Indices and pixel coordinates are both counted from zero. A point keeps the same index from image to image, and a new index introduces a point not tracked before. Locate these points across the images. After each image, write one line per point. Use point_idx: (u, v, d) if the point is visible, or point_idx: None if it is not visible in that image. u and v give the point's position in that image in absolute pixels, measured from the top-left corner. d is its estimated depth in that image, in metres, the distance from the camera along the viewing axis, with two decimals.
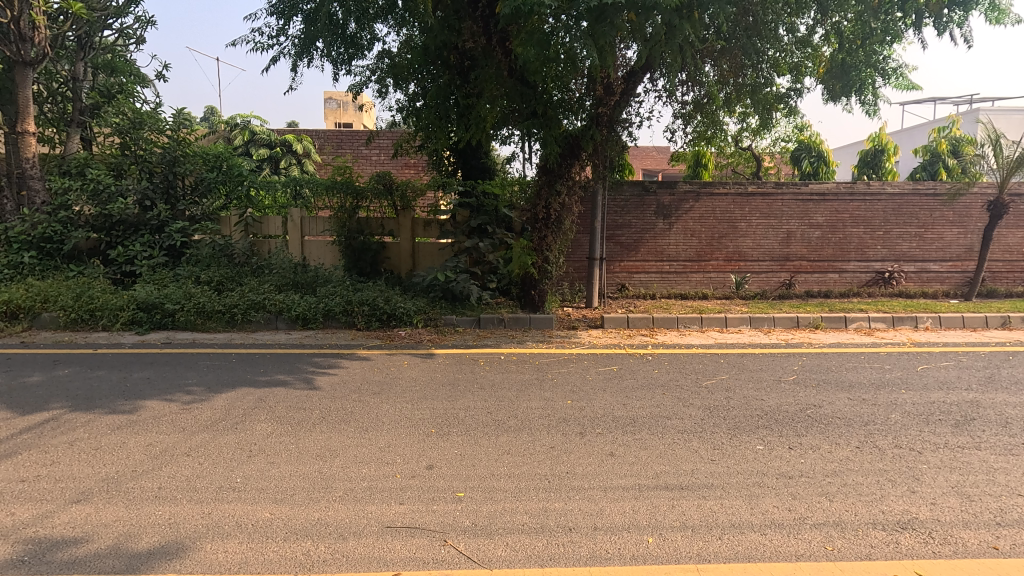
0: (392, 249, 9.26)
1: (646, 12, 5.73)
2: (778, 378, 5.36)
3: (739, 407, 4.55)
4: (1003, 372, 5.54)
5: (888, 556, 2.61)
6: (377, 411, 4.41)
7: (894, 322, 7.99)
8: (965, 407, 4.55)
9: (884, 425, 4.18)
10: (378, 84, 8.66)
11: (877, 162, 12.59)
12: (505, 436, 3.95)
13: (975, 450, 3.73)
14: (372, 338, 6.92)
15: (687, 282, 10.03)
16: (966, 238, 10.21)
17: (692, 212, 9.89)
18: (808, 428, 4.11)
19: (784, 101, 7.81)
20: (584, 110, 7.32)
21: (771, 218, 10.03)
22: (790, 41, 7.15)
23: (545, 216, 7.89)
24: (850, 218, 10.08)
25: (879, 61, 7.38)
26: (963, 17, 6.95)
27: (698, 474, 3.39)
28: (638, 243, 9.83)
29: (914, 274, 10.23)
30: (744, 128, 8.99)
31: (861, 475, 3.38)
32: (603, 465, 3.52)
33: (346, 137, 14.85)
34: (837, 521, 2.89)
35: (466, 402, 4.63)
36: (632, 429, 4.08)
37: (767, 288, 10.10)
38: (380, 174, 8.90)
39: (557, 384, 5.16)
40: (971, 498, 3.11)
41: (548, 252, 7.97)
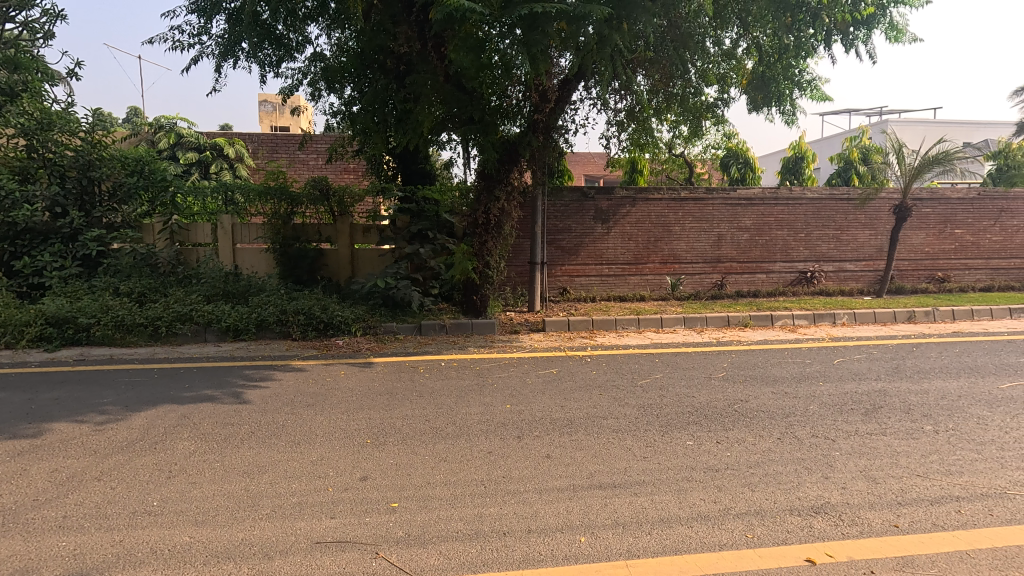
0: (330, 257, 9.01)
1: (577, 21, 5.90)
2: (708, 375, 5.58)
3: (671, 404, 4.71)
4: (908, 362, 6.02)
5: (802, 540, 2.77)
6: (310, 423, 4.27)
7: (815, 318, 8.51)
8: (875, 396, 4.89)
9: (804, 416, 4.44)
10: (310, 88, 8.47)
11: (798, 168, 13.40)
12: (442, 444, 3.91)
13: (882, 436, 4.01)
14: (308, 348, 6.69)
15: (626, 284, 10.31)
16: (877, 239, 11.02)
17: (630, 216, 10.18)
18: (734, 423, 4.30)
19: (713, 111, 8.20)
20: (520, 117, 7.40)
21: (702, 222, 10.47)
22: (716, 54, 7.45)
23: (485, 221, 7.91)
24: (774, 221, 10.68)
25: (795, 74, 7.88)
26: (866, 35, 7.53)
27: (630, 472, 3.48)
28: (578, 247, 10.02)
29: (833, 273, 10.94)
30: (676, 136, 9.35)
31: (781, 465, 3.57)
32: (539, 467, 3.56)
33: (280, 140, 14.40)
34: (758, 510, 3.03)
35: (404, 411, 4.56)
36: (569, 430, 4.15)
37: (700, 288, 10.52)
38: (316, 179, 8.68)
39: (497, 389, 5.16)
40: (877, 481, 3.35)
41: (489, 257, 8.00)
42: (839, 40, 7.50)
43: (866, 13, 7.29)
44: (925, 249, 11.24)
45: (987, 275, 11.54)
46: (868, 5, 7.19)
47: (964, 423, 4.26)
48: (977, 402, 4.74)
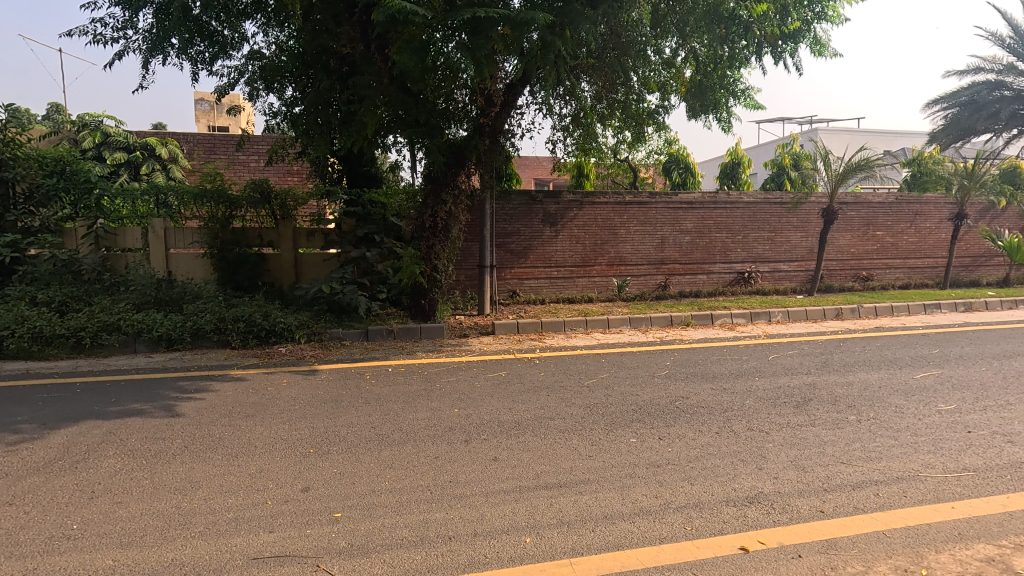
0: (272, 261, 8.70)
1: (521, 27, 5.99)
2: (652, 373, 5.75)
3: (616, 403, 4.82)
4: (835, 356, 6.40)
5: (737, 529, 2.89)
6: (249, 435, 4.10)
7: (752, 317, 8.92)
8: (805, 389, 5.17)
9: (740, 410, 4.64)
10: (248, 87, 8.19)
11: (735, 174, 14.00)
12: (388, 450, 3.85)
13: (811, 427, 4.24)
14: (249, 357, 6.44)
15: (574, 286, 10.46)
16: (807, 241, 11.66)
17: (577, 220, 10.35)
18: (676, 419, 4.44)
19: (655, 118, 8.47)
20: (467, 120, 7.44)
21: (647, 225, 10.78)
22: (657, 62, 7.71)
23: (433, 224, 7.87)
24: (714, 224, 11.12)
25: (729, 83, 8.25)
26: (793, 48, 7.99)
27: (576, 471, 3.54)
28: (527, 250, 10.10)
29: (768, 273, 11.49)
30: (620, 141, 9.60)
31: (719, 458, 3.71)
32: (485, 470, 3.55)
33: (218, 140, 13.79)
34: (697, 502, 3.15)
35: (349, 418, 4.46)
36: (517, 432, 4.18)
37: (645, 289, 10.82)
38: (256, 182, 8.39)
39: (445, 393, 5.12)
40: (806, 469, 3.54)
41: (437, 261, 7.96)
42: (769, 52, 7.92)
43: (793, 28, 7.73)
44: (851, 250, 11.98)
45: (905, 274, 12.42)
46: (794, 20, 7.63)
47: (884, 412, 4.57)
48: (894, 391, 5.10)
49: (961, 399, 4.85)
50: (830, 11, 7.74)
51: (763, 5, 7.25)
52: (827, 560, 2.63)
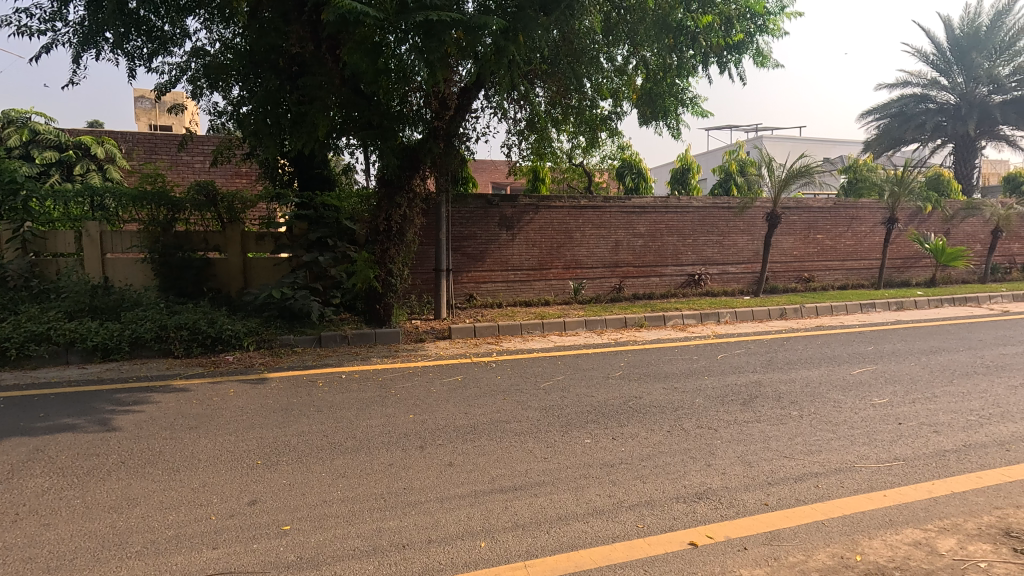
0: (219, 266, 8.38)
1: (474, 32, 6.03)
2: (606, 375, 5.84)
3: (571, 404, 4.88)
4: (779, 355, 6.68)
5: (687, 525, 2.97)
6: (191, 448, 3.93)
7: (702, 317, 9.21)
8: (751, 387, 5.37)
9: (690, 409, 4.77)
10: (190, 86, 7.88)
11: (685, 179, 14.42)
12: (341, 459, 3.77)
13: (756, 423, 4.41)
14: (193, 366, 6.16)
15: (531, 290, 10.53)
16: (753, 244, 12.14)
17: (533, 223, 10.43)
18: (629, 419, 4.53)
19: (608, 123, 8.64)
20: (421, 123, 7.36)
21: (601, 229, 10.96)
22: (609, 70, 7.87)
23: (387, 228, 7.76)
24: (666, 228, 11.43)
25: (678, 92, 8.48)
26: (738, 59, 8.30)
27: (531, 473, 3.56)
28: (483, 254, 10.10)
29: (717, 275, 11.90)
30: (575, 146, 9.74)
31: (670, 456, 3.81)
32: (441, 476, 3.52)
33: (161, 140, 13.18)
34: (648, 501, 3.22)
35: (301, 428, 4.34)
36: (473, 436, 4.17)
37: (601, 292, 11.00)
38: (201, 184, 8.07)
39: (400, 399, 5.05)
40: (751, 464, 3.68)
41: (391, 265, 7.84)
42: (715, 62, 8.19)
43: (737, 39, 8.03)
44: (793, 253, 12.54)
45: (844, 275, 13.09)
46: (738, 32, 7.92)
47: (823, 406, 4.80)
48: (833, 387, 5.37)
49: (893, 393, 5.16)
50: (771, 24, 8.09)
51: (708, 16, 7.50)
52: (771, 550, 2.73)
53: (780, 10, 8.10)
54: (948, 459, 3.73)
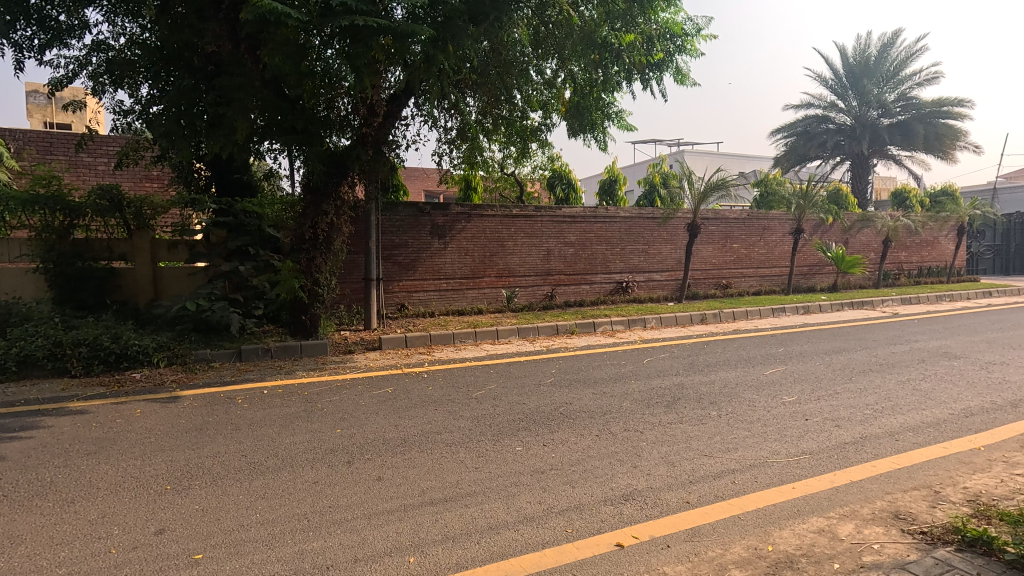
0: (125, 277, 7.75)
1: (403, 39, 5.97)
2: (538, 382, 5.90)
3: (503, 413, 4.89)
4: (700, 358, 7.03)
5: (614, 527, 3.04)
6: (89, 475, 3.60)
7: (629, 323, 9.54)
8: (674, 389, 5.60)
9: (618, 412, 4.92)
10: (91, 82, 7.31)
11: (613, 190, 14.91)
12: (261, 479, 3.57)
13: (679, 424, 4.60)
14: (93, 386, 5.64)
15: (464, 298, 10.48)
16: (676, 252, 12.74)
17: (465, 232, 10.42)
18: (559, 425, 4.60)
19: (538, 134, 8.83)
20: (349, 129, 7.19)
21: (533, 238, 11.12)
22: (539, 82, 8.03)
23: (313, 237, 7.48)
24: (595, 237, 11.76)
25: (604, 106, 8.82)
26: (659, 76, 8.71)
27: (462, 484, 3.53)
28: (415, 263, 9.97)
29: (643, 283, 12.38)
30: (507, 156, 9.85)
31: (598, 459, 3.90)
32: (369, 491, 3.42)
33: (57, 139, 12.07)
34: (577, 505, 3.27)
35: (216, 448, 4.08)
36: (403, 449, 4.09)
37: (533, 300, 11.13)
38: (104, 188, 7.46)
39: (327, 413, 4.87)
40: (674, 464, 3.83)
41: (318, 274, 7.55)
42: (638, 79, 8.55)
43: (658, 58, 8.44)
44: (712, 261, 13.28)
45: (758, 281, 13.99)
46: (659, 51, 8.33)
47: (739, 406, 5.09)
48: (748, 387, 5.71)
49: (800, 391, 5.55)
50: (688, 45, 8.57)
51: (630, 35, 7.81)
52: (692, 547, 2.85)
53: (696, 32, 8.60)
54: (848, 450, 4.06)
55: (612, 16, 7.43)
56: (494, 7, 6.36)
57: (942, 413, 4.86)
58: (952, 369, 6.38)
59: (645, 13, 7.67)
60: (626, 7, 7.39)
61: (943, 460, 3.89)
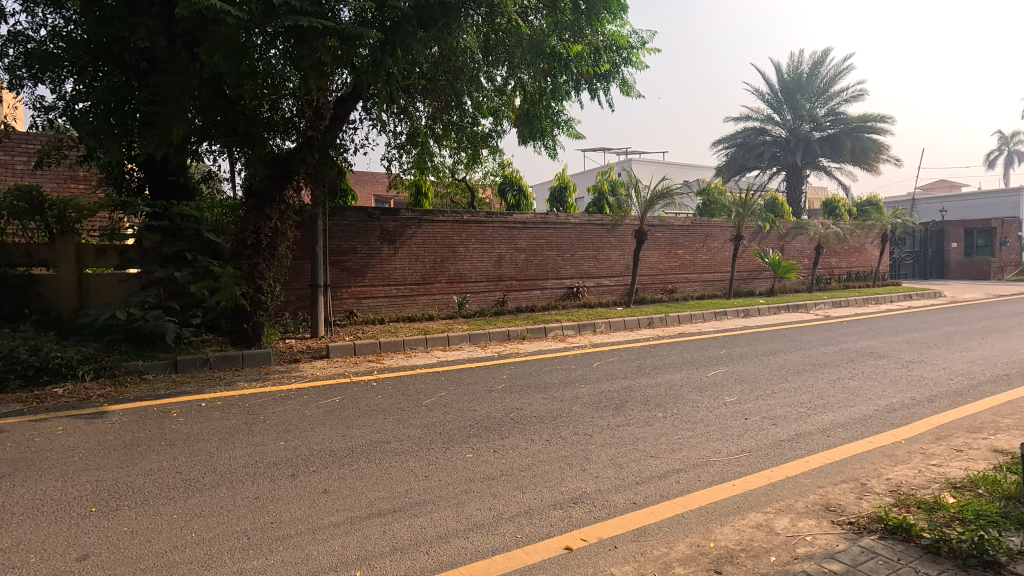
0: (47, 284, 7.24)
1: (350, 41, 5.89)
2: (489, 388, 5.89)
3: (454, 420, 4.85)
4: (647, 361, 7.22)
5: (563, 530, 3.07)
6: (3, 500, 3.32)
7: (579, 328, 9.69)
8: (623, 392, 5.73)
9: (568, 416, 4.98)
10: (8, 76, 6.82)
11: (563, 197, 15.13)
12: (197, 497, 3.40)
13: (626, 427, 4.70)
14: (9, 402, 5.21)
15: (414, 305, 10.35)
16: (624, 258, 13.04)
17: (416, 237, 10.31)
18: (510, 430, 4.61)
19: (488, 141, 8.88)
20: (294, 132, 7.00)
21: (484, 243, 11.13)
22: (489, 89, 8.06)
23: (255, 242, 7.21)
24: (546, 243, 11.89)
25: (554, 114, 8.96)
26: (606, 87, 8.92)
27: (411, 494, 3.47)
28: (364, 269, 9.77)
29: (593, 288, 12.60)
30: (458, 162, 9.84)
31: (547, 464, 3.93)
32: (314, 505, 3.31)
33: None
34: (527, 510, 3.29)
35: (147, 466, 3.85)
36: (350, 460, 3.99)
37: (484, 305, 11.12)
38: (22, 189, 6.95)
39: (270, 425, 4.69)
40: (621, 465, 3.91)
41: (261, 281, 7.27)
42: (586, 89, 8.73)
43: (604, 69, 8.64)
44: (659, 267, 13.67)
45: (701, 286, 14.52)
46: (605, 62, 8.55)
47: (684, 407, 5.25)
48: (692, 389, 5.90)
49: (741, 391, 5.79)
50: (634, 58, 8.82)
51: (578, 46, 7.97)
52: (638, 547, 2.91)
53: (641, 45, 8.86)
54: (783, 447, 4.26)
55: (561, 27, 7.54)
56: (443, 13, 6.31)
57: (868, 409, 5.18)
58: (877, 367, 6.82)
59: (591, 26, 7.74)
60: (574, 18, 7.51)
61: (869, 454, 4.14)
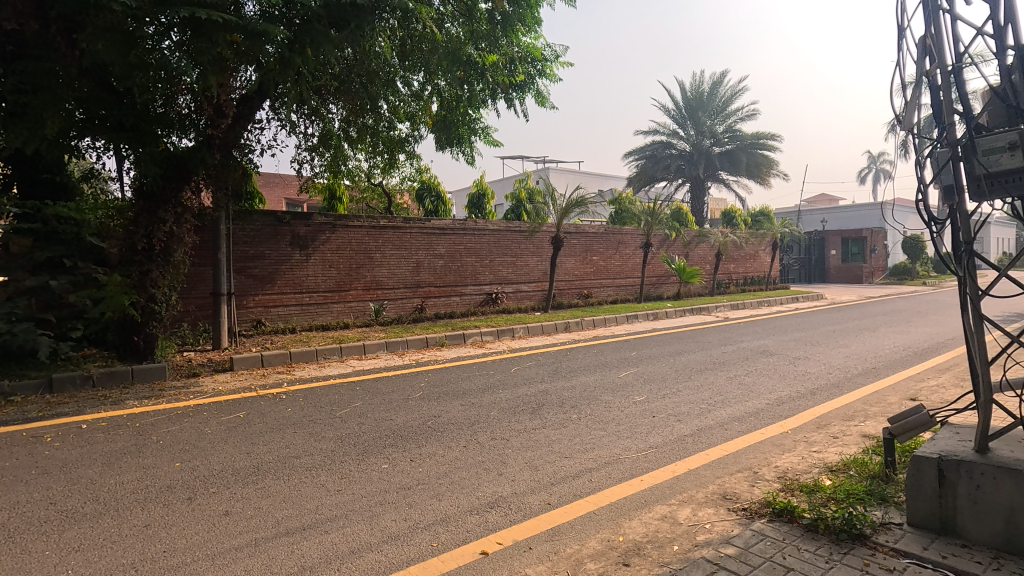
0: None
1: (254, 38, 5.62)
2: (407, 397, 5.80)
3: (369, 431, 4.72)
4: (564, 364, 7.42)
5: (479, 536, 3.09)
6: None
7: (498, 333, 9.78)
8: (539, 396, 5.84)
9: (485, 422, 5.01)
10: None
11: (481, 204, 15.21)
12: (75, 529, 3.07)
13: (542, 430, 4.80)
14: None
15: (328, 313, 9.97)
16: (542, 264, 13.32)
17: (329, 243, 9.96)
18: (427, 439, 4.56)
19: (405, 145, 8.79)
20: (192, 130, 6.52)
21: (402, 249, 10.95)
22: (406, 94, 7.98)
23: (147, 248, 6.62)
24: (464, 249, 11.90)
25: (471, 121, 9.03)
26: (522, 97, 9.10)
27: (322, 509, 3.34)
28: (273, 276, 9.29)
29: (511, 293, 12.77)
30: (374, 166, 9.65)
31: (464, 471, 3.93)
32: (213, 529, 3.10)
33: None
34: (443, 517, 3.27)
35: (12, 499, 3.42)
36: (256, 477, 3.78)
37: (402, 312, 10.92)
38: None
39: (164, 446, 4.34)
40: (537, 468, 3.99)
41: (154, 290, 6.68)
42: (502, 99, 8.89)
43: (520, 79, 8.82)
44: (575, 273, 14.12)
45: (615, 291, 15.14)
46: (520, 73, 8.75)
47: (597, 408, 5.45)
48: (605, 390, 6.14)
49: (649, 391, 6.10)
50: (547, 70, 9.09)
51: (493, 56, 8.07)
52: (551, 546, 2.99)
53: (554, 58, 9.15)
54: (686, 442, 4.54)
55: (477, 36, 7.59)
56: (356, 15, 6.10)
57: (761, 403, 5.64)
58: (769, 364, 7.44)
59: (507, 36, 7.93)
60: (490, 28, 7.61)
61: (761, 444, 4.51)
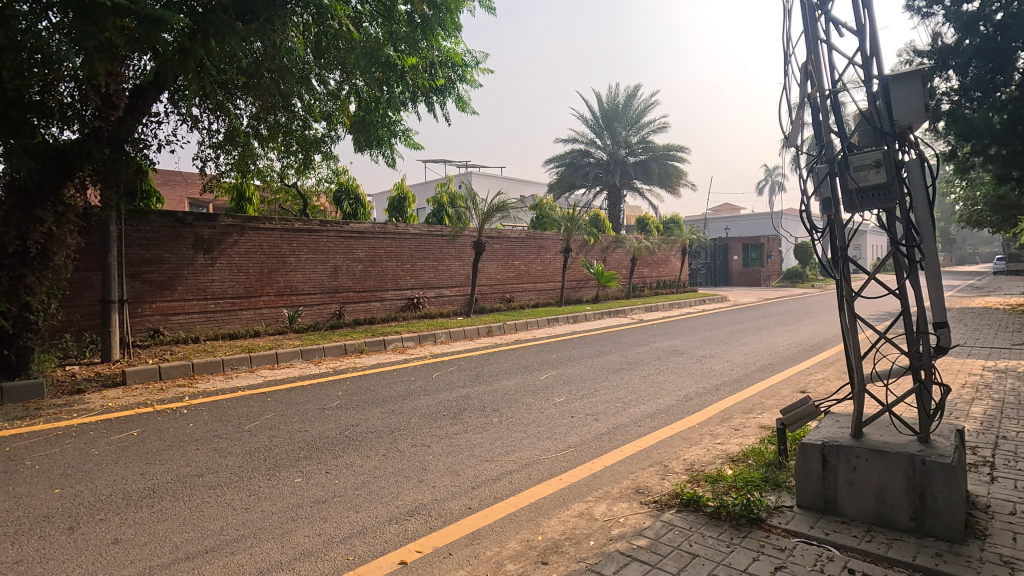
0: None
1: (150, 24, 5.23)
2: (322, 407, 5.57)
3: (282, 443, 4.50)
4: (485, 368, 7.45)
5: (397, 545, 3.03)
6: None
7: (420, 339, 9.65)
8: (460, 401, 5.82)
9: (405, 429, 4.92)
10: None
11: (402, 207, 14.95)
12: None
13: (463, 434, 4.79)
14: None
15: (236, 320, 9.38)
16: (464, 269, 13.31)
17: (238, 246, 9.39)
18: (344, 449, 4.41)
19: (321, 145, 8.49)
20: (76, 121, 6.00)
21: (318, 253, 10.53)
22: (321, 92, 7.72)
23: (20, 251, 5.90)
24: (385, 253, 11.64)
25: (390, 124, 8.86)
26: (442, 101, 9.05)
27: (228, 530, 3.14)
28: (172, 281, 8.62)
29: (433, 298, 12.67)
30: (287, 167, 9.22)
31: (384, 480, 3.84)
32: (100, 560, 2.82)
33: None
34: (361, 529, 3.18)
35: None
36: (152, 500, 3.48)
37: (319, 319, 10.51)
38: None
39: (41, 471, 3.89)
40: (458, 473, 3.98)
41: (29, 298, 5.98)
42: (422, 102, 8.82)
43: (440, 83, 8.77)
44: (497, 277, 14.24)
45: (536, 294, 15.43)
46: (440, 77, 8.71)
47: (518, 410, 5.52)
48: (526, 392, 6.23)
49: (568, 392, 6.26)
50: (468, 76, 9.10)
51: (412, 59, 8.02)
52: (472, 550, 2.99)
53: (474, 64, 9.19)
54: (602, 441, 4.70)
55: (396, 37, 7.53)
56: (266, 7, 5.94)
57: (671, 400, 5.95)
58: (678, 363, 7.87)
59: (427, 39, 7.88)
60: (410, 31, 7.57)
61: (671, 439, 4.77)
